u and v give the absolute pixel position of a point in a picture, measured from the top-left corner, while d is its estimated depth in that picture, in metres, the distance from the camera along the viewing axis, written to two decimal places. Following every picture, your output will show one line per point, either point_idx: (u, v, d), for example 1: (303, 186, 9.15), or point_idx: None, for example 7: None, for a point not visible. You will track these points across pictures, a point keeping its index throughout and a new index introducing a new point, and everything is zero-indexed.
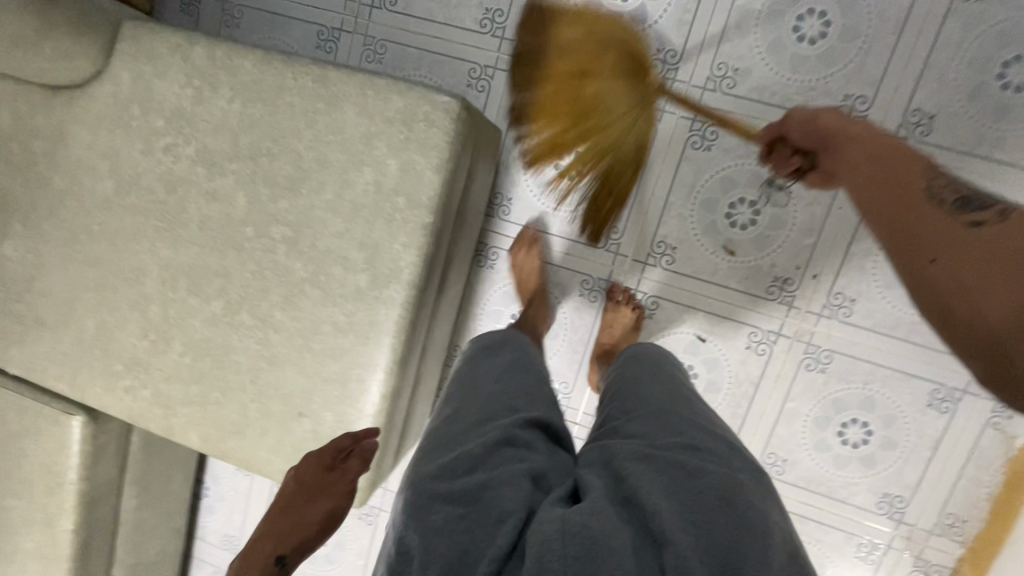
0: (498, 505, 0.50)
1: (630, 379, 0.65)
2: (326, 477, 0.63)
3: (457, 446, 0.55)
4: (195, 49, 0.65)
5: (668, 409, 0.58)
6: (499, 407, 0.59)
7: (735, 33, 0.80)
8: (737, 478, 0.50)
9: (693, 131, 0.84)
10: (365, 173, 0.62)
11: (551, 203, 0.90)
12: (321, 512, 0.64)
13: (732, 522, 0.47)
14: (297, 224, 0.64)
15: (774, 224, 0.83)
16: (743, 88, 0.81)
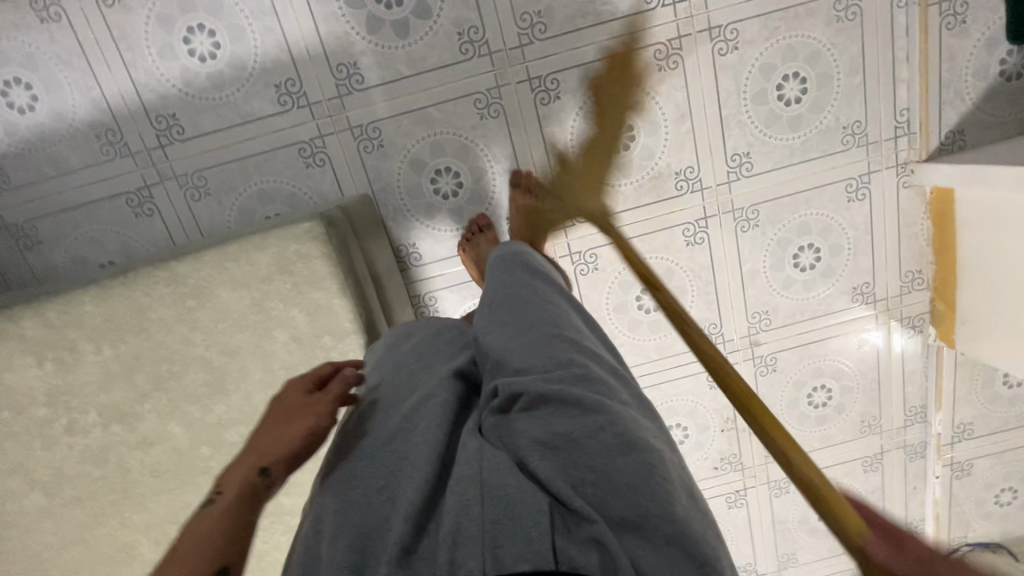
0: (410, 464, 0.48)
1: (501, 302, 0.59)
2: (308, 398, 0.54)
3: (376, 420, 0.54)
4: (25, 324, 0.57)
5: (554, 332, 0.55)
6: (417, 372, 0.56)
7: None
8: (620, 408, 0.50)
9: (536, 89, 0.82)
10: (278, 336, 0.59)
11: (452, 227, 0.88)
12: (305, 423, 0.51)
13: (630, 465, 0.45)
14: (245, 416, 0.60)
15: (651, 134, 0.85)
16: (555, 26, 0.79)
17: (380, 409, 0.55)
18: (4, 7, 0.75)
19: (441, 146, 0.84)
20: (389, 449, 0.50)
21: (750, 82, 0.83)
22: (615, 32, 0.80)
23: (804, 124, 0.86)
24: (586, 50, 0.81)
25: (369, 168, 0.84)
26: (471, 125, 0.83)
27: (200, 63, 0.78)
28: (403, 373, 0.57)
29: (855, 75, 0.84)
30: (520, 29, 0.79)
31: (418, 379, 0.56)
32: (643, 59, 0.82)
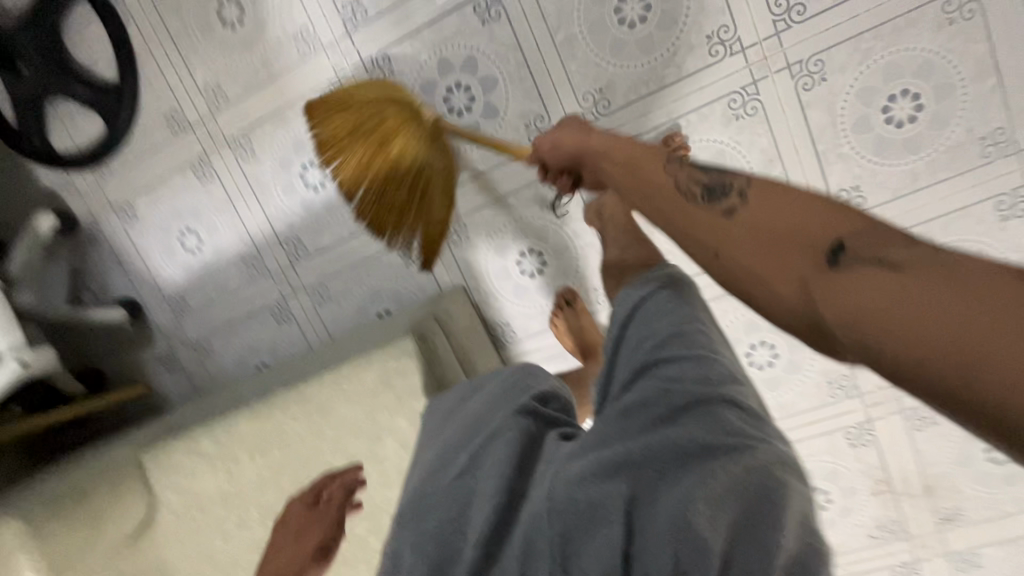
0: (484, 494, 0.50)
1: (657, 307, 0.57)
2: (309, 513, 0.59)
3: (442, 452, 0.56)
4: (202, 441, 0.71)
5: (712, 355, 0.53)
6: (477, 416, 0.58)
7: (574, 64, 0.79)
8: (766, 446, 0.47)
9: None
10: (388, 442, 0.65)
11: (541, 303, 0.90)
12: (309, 543, 0.56)
13: (756, 495, 0.45)
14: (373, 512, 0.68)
15: None
16: (619, 99, 0.80)
17: (446, 440, 0.57)
18: (175, 176, 0.96)
19: (522, 229, 0.88)
20: (461, 477, 0.53)
21: (846, 110, 0.75)
22: (683, 92, 0.78)
23: (923, 143, 0.75)
24: (654, 114, 0.80)
25: (459, 258, 0.91)
26: (548, 206, 0.86)
27: (314, 193, 0.92)
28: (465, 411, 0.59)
29: (985, 77, 0.71)
30: (584, 108, 0.81)
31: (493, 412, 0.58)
32: (716, 111, 0.78)
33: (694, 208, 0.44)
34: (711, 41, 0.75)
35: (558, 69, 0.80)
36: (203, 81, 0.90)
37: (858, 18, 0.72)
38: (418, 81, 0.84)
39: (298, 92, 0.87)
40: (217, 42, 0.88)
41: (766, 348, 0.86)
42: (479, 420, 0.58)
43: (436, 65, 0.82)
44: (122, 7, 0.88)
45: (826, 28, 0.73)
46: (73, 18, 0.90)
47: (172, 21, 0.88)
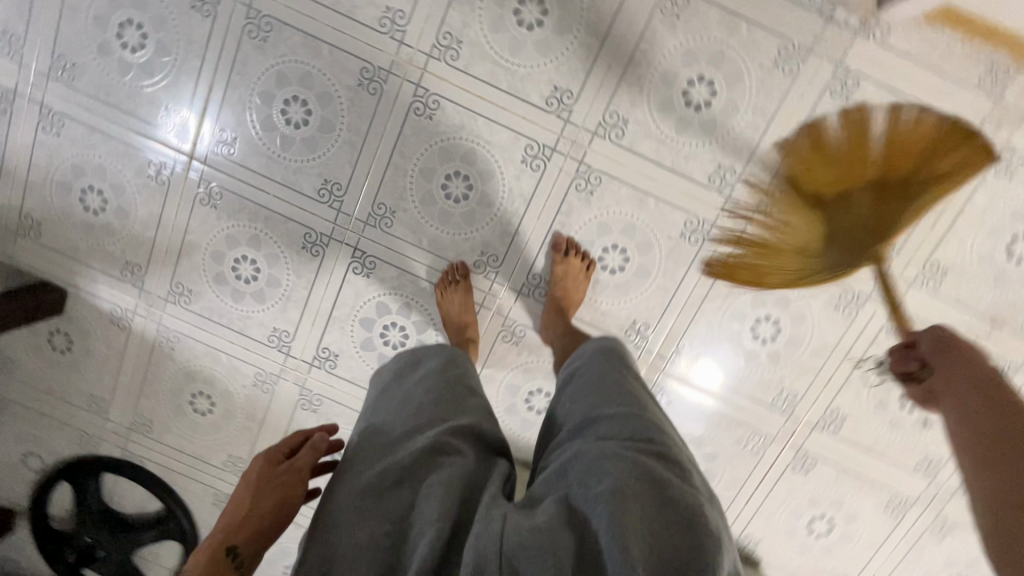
0: (424, 517, 0.55)
1: (596, 372, 0.66)
2: (273, 471, 0.68)
3: (385, 461, 0.60)
4: None
5: (635, 410, 0.61)
6: (426, 422, 0.64)
7: (449, 251, 0.89)
8: (678, 483, 0.56)
9: (529, 292, 0.90)
10: None
11: None
12: (272, 497, 0.65)
13: (672, 524, 0.53)
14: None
15: (636, 235, 0.86)
16: (499, 248, 0.88)
17: (397, 451, 0.61)
18: None
19: (514, 380, 0.96)
20: (396, 493, 0.58)
21: (661, 123, 0.82)
22: (537, 206, 0.86)
23: (738, 99, 0.80)
24: (534, 237, 0.87)
25: None
26: (518, 353, 0.94)
27: None
28: (419, 419, 0.65)
29: (737, 26, 0.78)
30: (482, 272, 0.89)
31: (429, 415, 0.65)
32: (573, 200, 0.85)
33: (995, 438, 0.53)
34: (527, 159, 0.84)
35: (444, 262, 0.89)
36: (220, 460, 1.03)
37: (612, 65, 0.80)
38: (357, 345, 0.95)
39: (286, 417, 0.99)
40: (209, 429, 1.01)
41: (768, 321, 0.88)
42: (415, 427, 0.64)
43: (361, 326, 0.93)
44: (135, 456, 1.04)
45: (597, 90, 0.81)
46: (106, 488, 1.06)
47: (172, 438, 1.02)
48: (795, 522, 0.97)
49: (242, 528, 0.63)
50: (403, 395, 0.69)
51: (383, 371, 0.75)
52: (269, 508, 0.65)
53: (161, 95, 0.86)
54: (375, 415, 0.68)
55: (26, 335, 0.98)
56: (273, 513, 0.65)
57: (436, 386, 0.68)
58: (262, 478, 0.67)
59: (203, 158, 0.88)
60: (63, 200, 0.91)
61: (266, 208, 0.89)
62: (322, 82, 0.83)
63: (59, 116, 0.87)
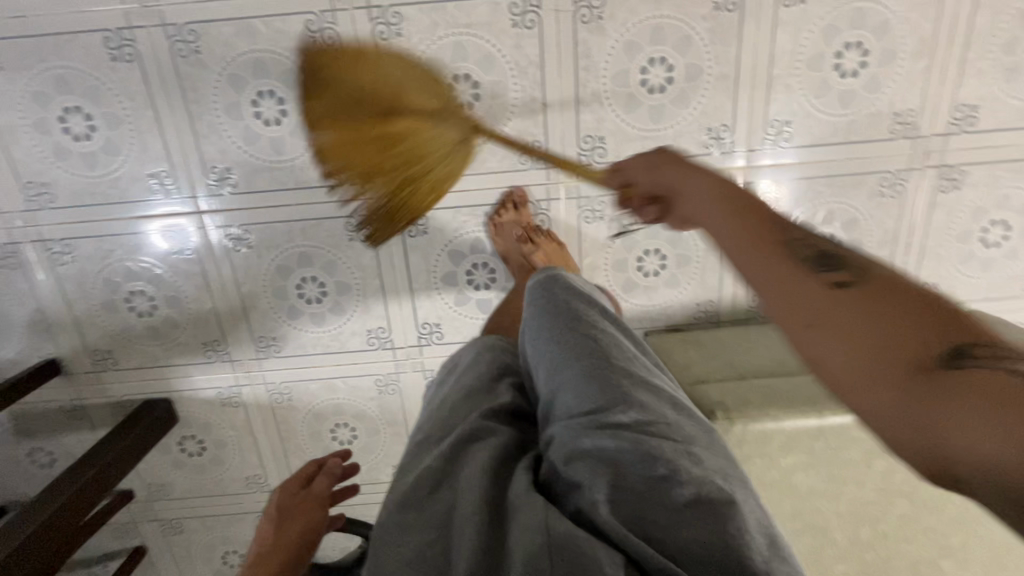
0: (464, 511, 0.51)
1: (557, 324, 0.62)
2: (298, 495, 0.68)
3: (420, 466, 0.57)
4: None
5: (606, 365, 0.58)
6: (460, 411, 0.62)
7: (489, 163, 0.81)
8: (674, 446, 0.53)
9: (588, 160, 0.81)
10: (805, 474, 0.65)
11: (693, 269, 0.88)
12: (302, 522, 0.65)
13: (687, 513, 0.49)
14: (855, 511, 0.67)
15: (668, 34, 0.75)
16: (536, 133, 0.79)
17: (435, 454, 0.56)
18: None
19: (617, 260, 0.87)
20: (436, 496, 0.53)
21: None
22: (554, 66, 0.76)
23: None
24: (567, 99, 0.78)
25: None
26: (609, 228, 0.85)
27: None
28: (455, 415, 0.62)
29: None
30: (532, 166, 0.81)
31: (461, 405, 0.62)
32: (586, 36, 0.75)
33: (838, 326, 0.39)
34: (519, 19, 0.74)
35: (491, 177, 0.81)
36: (387, 475, 1.03)
37: None
38: (451, 305, 0.89)
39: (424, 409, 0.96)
40: (363, 453, 1.00)
41: (851, 49, 0.76)
42: (449, 416, 0.62)
43: (445, 286, 0.88)
44: None
45: None
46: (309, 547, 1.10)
47: None
48: (969, 241, 0.87)
49: (276, 557, 0.62)
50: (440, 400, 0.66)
51: (429, 385, 0.73)
52: (300, 538, 0.64)
53: (136, 166, 0.80)
54: (423, 420, 0.65)
55: (160, 455, 0.98)
56: (305, 542, 0.64)
57: (464, 376, 0.66)
58: (280, 516, 0.65)
59: (211, 205, 0.82)
60: (116, 318, 0.88)
61: (296, 221, 0.83)
62: (279, 63, 0.75)
63: (64, 241, 0.83)
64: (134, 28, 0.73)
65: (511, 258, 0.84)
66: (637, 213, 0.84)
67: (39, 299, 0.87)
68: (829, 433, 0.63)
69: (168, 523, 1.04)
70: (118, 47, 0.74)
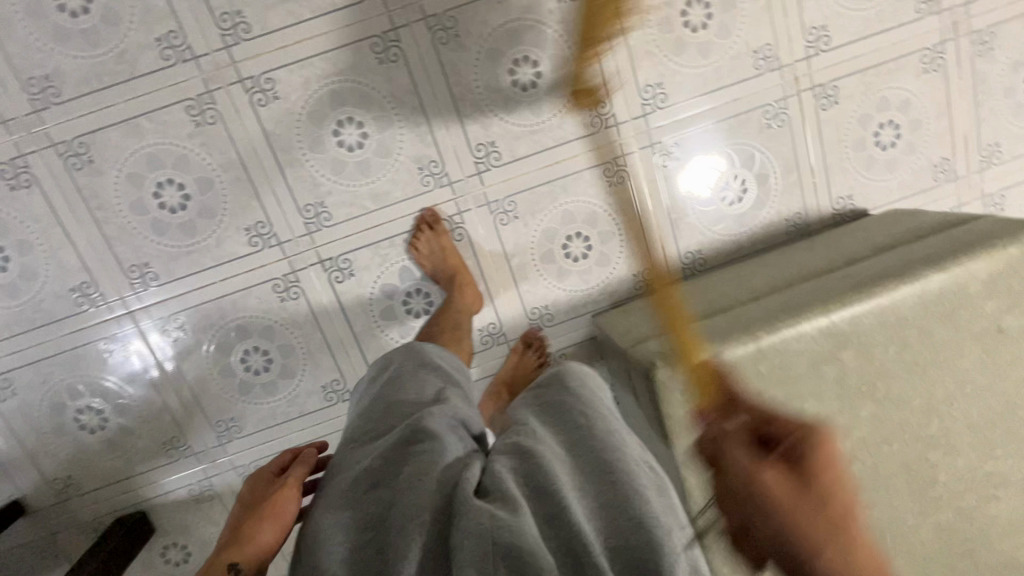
0: (404, 510, 0.54)
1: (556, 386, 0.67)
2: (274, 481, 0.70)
3: (359, 467, 0.61)
4: None
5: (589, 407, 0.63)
6: (400, 417, 0.66)
7: (394, 192, 0.83)
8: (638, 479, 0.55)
9: (486, 166, 0.84)
10: (762, 399, 0.64)
11: (618, 242, 0.90)
12: (275, 503, 0.66)
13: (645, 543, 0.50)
14: (823, 424, 0.66)
15: (523, 34, 0.80)
16: (430, 153, 0.82)
17: (382, 455, 0.61)
18: None
19: (543, 252, 0.89)
20: (376, 498, 0.57)
21: None
22: (427, 88, 0.80)
23: None
24: (449, 115, 0.81)
25: (564, 316, 0.92)
26: (526, 223, 0.87)
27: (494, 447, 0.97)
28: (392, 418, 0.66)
29: None
30: (436, 185, 0.84)
31: (402, 411, 0.67)
32: (449, 55, 0.79)
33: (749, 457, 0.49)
34: (383, 56, 0.78)
35: (399, 205, 0.84)
36: None
37: None
38: (398, 338, 0.89)
39: None
40: None
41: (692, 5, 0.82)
42: (388, 421, 0.66)
43: (386, 321, 0.88)
44: None
45: None
46: None
47: None
48: (866, 147, 0.90)
49: (248, 538, 0.63)
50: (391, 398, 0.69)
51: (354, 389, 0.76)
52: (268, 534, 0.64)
53: (56, 284, 0.81)
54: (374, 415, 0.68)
55: (146, 573, 0.94)
56: (278, 525, 0.64)
57: (403, 385, 0.70)
58: (255, 512, 0.66)
59: (138, 303, 0.83)
60: (69, 440, 0.87)
61: (225, 296, 0.85)
62: (170, 153, 0.78)
63: (4, 376, 0.84)
64: (27, 155, 0.76)
65: (438, 276, 0.85)
66: (548, 202, 0.87)
67: None
68: (771, 352, 0.64)
69: None
70: (15, 177, 0.77)
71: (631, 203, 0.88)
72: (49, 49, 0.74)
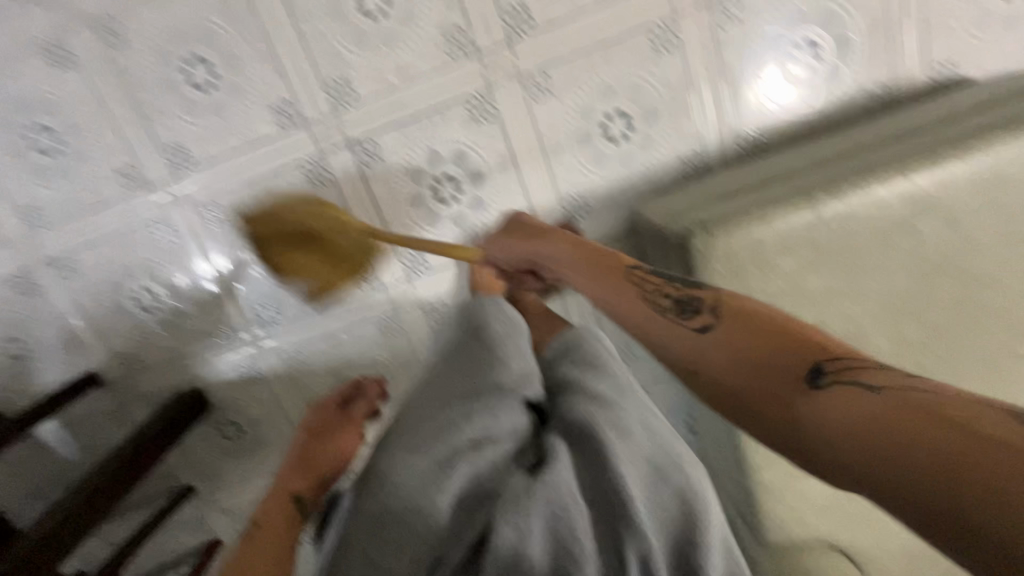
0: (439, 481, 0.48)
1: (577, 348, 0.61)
2: (338, 414, 0.69)
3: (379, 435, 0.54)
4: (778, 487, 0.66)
5: (614, 372, 0.58)
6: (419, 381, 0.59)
7: (419, 65, 0.78)
8: (670, 448, 0.52)
9: (516, 31, 0.76)
10: (816, 273, 0.57)
11: (663, 122, 0.81)
12: (337, 442, 0.66)
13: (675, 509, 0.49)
14: (889, 305, 0.58)
15: None
16: (456, 20, 0.76)
17: (415, 416, 0.54)
18: None
19: (580, 134, 0.81)
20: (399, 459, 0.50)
21: None
22: None
23: None
24: None
25: (601, 207, 0.85)
26: (561, 100, 0.80)
27: None
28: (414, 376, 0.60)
29: None
30: (463, 56, 0.77)
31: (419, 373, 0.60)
32: None
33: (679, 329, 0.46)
34: None
35: (424, 80, 0.79)
36: None
37: None
38: (427, 228, 0.87)
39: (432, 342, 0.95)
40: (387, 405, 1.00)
41: None
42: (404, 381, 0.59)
43: (415, 208, 0.86)
44: None
45: None
46: None
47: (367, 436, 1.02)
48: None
49: (317, 471, 0.63)
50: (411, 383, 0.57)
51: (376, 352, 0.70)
52: (328, 462, 0.64)
53: (104, 166, 0.84)
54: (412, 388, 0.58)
55: (205, 445, 1.03)
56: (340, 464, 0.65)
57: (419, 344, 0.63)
58: (319, 445, 0.65)
59: (177, 187, 0.85)
60: (130, 319, 0.93)
61: (257, 180, 0.85)
62: (195, 26, 0.77)
63: (68, 258, 0.90)
64: (64, 32, 0.77)
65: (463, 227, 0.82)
66: (585, 74, 0.78)
67: (62, 317, 0.93)
68: (831, 221, 0.55)
69: (231, 510, 1.08)
70: (56, 55, 0.78)
71: (681, 75, 0.78)
72: None
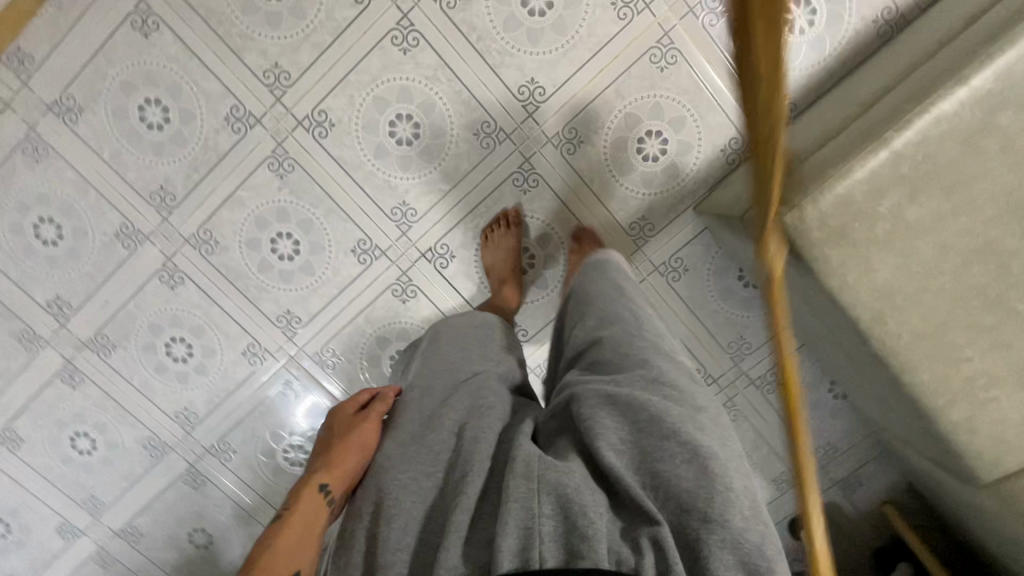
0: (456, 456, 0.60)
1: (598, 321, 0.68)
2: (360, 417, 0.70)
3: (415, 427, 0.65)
4: (970, 420, 0.63)
5: (629, 345, 0.64)
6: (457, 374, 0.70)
7: (461, 166, 0.86)
8: (678, 413, 0.57)
9: (534, 105, 0.83)
10: (915, 202, 0.57)
11: (692, 125, 0.84)
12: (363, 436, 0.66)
13: (690, 472, 0.53)
14: (1006, 204, 0.56)
15: None
16: (478, 117, 0.84)
17: (451, 422, 0.64)
18: None
19: (621, 165, 0.86)
20: (420, 442, 0.62)
21: None
22: (454, 57, 0.81)
23: None
24: (482, 72, 0.82)
25: (666, 221, 0.89)
26: (593, 144, 0.85)
27: None
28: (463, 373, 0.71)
29: None
30: (495, 143, 0.85)
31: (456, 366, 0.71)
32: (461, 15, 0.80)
33: None
34: (404, 45, 0.81)
35: (469, 176, 0.87)
36: None
37: None
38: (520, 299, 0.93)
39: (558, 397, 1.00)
40: None
41: None
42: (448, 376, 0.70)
43: None
44: None
45: None
46: None
47: None
48: None
49: (333, 472, 0.62)
50: (441, 370, 0.72)
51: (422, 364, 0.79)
52: (358, 456, 0.64)
53: (231, 353, 0.95)
54: (442, 373, 0.71)
55: None
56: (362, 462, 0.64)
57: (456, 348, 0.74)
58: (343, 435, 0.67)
59: (293, 349, 0.95)
60: (289, 476, 1.02)
61: (356, 315, 0.93)
62: (271, 211, 0.88)
63: (221, 442, 1.00)
64: (172, 258, 0.90)
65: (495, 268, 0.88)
66: (606, 114, 0.84)
67: (232, 497, 1.02)
68: (909, 150, 0.56)
69: None
70: (170, 278, 0.91)
71: (693, 78, 0.82)
72: (153, 164, 0.86)
